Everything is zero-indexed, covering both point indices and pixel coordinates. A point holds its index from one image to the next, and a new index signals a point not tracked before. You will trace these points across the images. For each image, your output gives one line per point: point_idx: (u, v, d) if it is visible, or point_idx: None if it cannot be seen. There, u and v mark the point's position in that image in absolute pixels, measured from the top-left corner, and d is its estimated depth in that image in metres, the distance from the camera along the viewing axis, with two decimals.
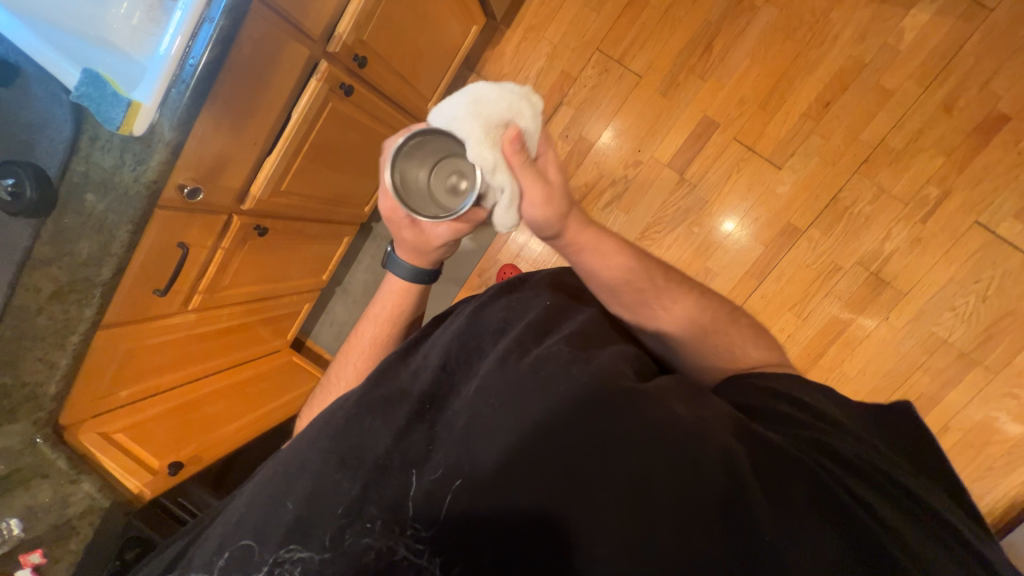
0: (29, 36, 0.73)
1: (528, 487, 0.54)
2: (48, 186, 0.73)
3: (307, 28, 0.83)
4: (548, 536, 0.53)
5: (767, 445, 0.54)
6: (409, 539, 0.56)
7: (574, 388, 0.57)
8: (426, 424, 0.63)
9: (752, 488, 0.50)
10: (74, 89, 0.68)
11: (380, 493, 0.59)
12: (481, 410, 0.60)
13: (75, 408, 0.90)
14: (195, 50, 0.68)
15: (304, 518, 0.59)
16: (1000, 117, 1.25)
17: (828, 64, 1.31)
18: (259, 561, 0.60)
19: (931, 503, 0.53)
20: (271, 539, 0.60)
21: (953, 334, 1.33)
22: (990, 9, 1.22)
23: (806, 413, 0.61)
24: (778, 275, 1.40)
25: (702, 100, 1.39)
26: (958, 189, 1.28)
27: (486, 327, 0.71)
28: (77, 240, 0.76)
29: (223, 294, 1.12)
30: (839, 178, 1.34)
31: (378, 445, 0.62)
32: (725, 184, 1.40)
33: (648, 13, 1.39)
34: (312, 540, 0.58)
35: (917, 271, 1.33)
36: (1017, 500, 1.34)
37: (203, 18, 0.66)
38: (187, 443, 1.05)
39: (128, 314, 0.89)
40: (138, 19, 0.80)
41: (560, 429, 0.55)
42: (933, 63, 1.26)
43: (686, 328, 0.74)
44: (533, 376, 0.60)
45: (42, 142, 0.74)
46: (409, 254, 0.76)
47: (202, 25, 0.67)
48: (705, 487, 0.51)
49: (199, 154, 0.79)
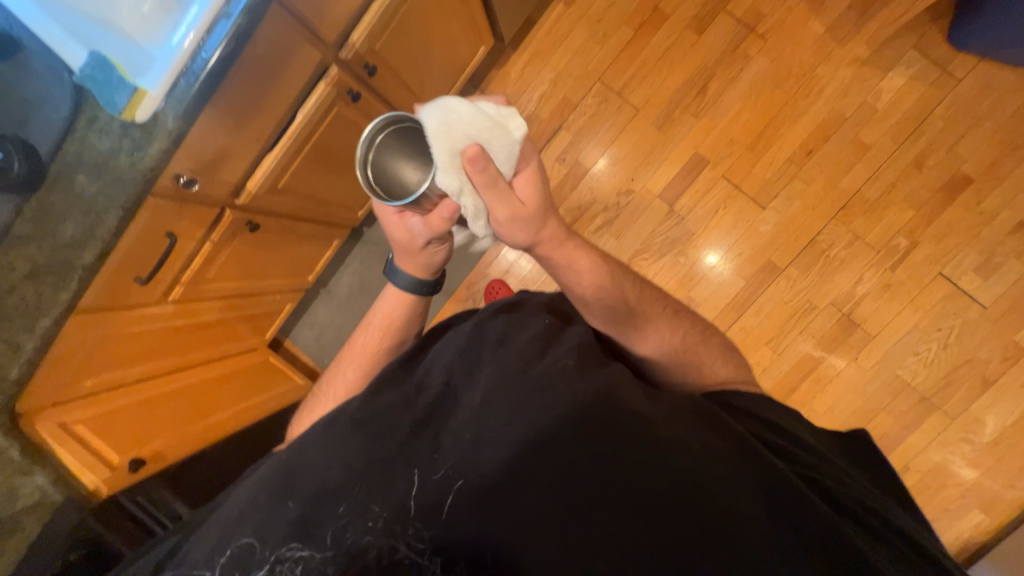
0: (36, 12, 0.72)
1: (534, 495, 0.59)
2: (38, 162, 0.72)
3: (322, 33, 0.85)
4: (552, 537, 0.58)
5: (766, 466, 0.60)
6: (411, 538, 0.60)
7: (580, 406, 0.62)
8: (431, 431, 0.65)
9: (746, 501, 0.58)
10: (80, 70, 0.69)
11: (384, 494, 0.62)
12: (487, 420, 0.63)
13: (36, 395, 0.85)
14: (208, 45, 0.69)
15: (308, 515, 0.62)
16: (963, 178, 1.34)
17: (812, 115, 1.39)
18: (261, 559, 0.61)
19: (899, 523, 0.61)
20: (274, 533, 0.62)
21: (915, 378, 1.40)
22: (958, 79, 1.33)
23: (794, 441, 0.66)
24: (756, 309, 1.45)
25: (695, 137, 1.45)
26: (924, 242, 1.37)
27: (487, 338, 0.72)
28: (62, 220, 0.74)
29: (206, 288, 1.09)
30: (817, 222, 1.41)
31: (383, 448, 0.64)
32: (711, 218, 1.45)
33: (648, 51, 1.46)
34: (314, 539, 0.61)
35: (885, 315, 1.40)
36: (969, 543, 1.39)
37: (221, 14, 0.68)
38: (154, 438, 1.04)
39: (105, 300, 0.86)
40: (148, 7, 0.79)
41: (567, 444, 0.60)
42: (906, 123, 1.36)
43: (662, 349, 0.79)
44: (539, 391, 0.63)
45: (35, 118, 0.73)
46: (410, 264, 0.76)
47: (219, 21, 0.68)
48: (705, 501, 0.58)
49: (200, 146, 0.78)
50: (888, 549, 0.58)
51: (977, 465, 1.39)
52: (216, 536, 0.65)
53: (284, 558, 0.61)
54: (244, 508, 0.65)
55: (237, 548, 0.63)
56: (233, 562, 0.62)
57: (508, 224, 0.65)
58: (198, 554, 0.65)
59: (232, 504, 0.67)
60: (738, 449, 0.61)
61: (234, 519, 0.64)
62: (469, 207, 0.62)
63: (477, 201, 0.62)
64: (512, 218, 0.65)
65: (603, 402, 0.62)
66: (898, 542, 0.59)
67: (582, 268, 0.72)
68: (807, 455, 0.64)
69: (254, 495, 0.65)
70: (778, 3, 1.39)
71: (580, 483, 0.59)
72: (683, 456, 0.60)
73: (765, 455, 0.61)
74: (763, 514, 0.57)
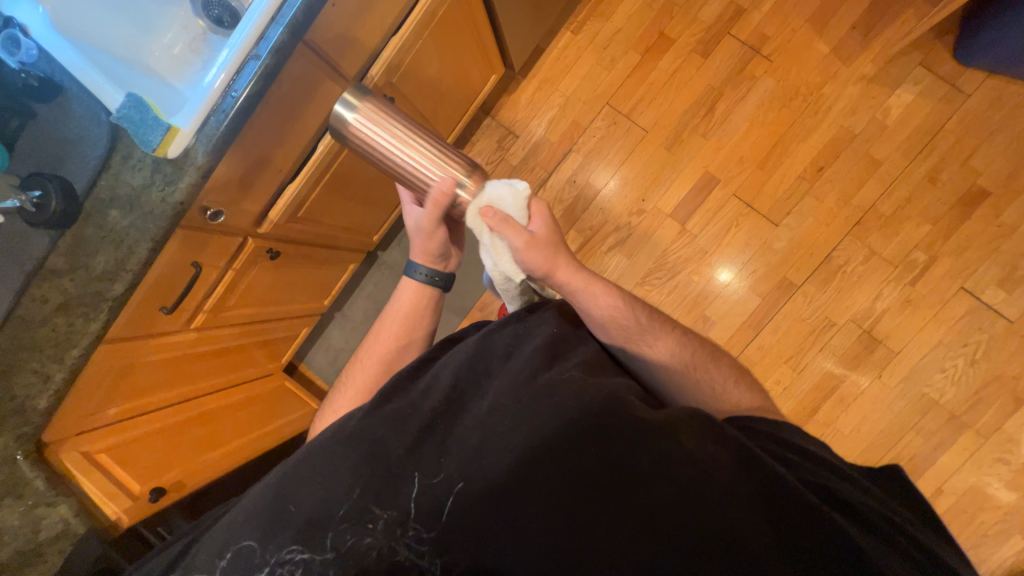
0: (72, 53, 0.75)
1: (536, 500, 0.59)
2: (74, 200, 0.75)
3: (343, 68, 0.88)
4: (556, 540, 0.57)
5: (779, 480, 0.58)
6: (410, 539, 0.60)
7: (587, 411, 0.61)
8: (436, 437, 0.65)
9: (753, 507, 0.57)
10: (115, 109, 0.71)
11: (387, 496, 0.62)
12: (493, 428, 0.63)
13: (62, 424, 0.86)
14: (237, 84, 0.72)
15: (311, 516, 0.62)
16: (980, 192, 1.33)
17: (821, 132, 1.40)
18: (262, 561, 0.62)
19: (919, 541, 0.59)
20: (278, 532, 0.62)
21: (943, 396, 1.36)
22: (967, 94, 1.33)
23: (808, 458, 0.65)
24: (773, 327, 1.43)
25: (704, 157, 1.47)
26: (944, 256, 1.35)
27: (494, 349, 0.72)
28: (95, 253, 0.76)
29: (227, 314, 1.11)
30: (832, 239, 1.40)
31: (390, 454, 0.63)
32: (724, 236, 1.45)
33: (655, 75, 1.49)
34: (316, 542, 0.61)
35: (908, 331, 1.37)
36: (1013, 571, 1.32)
37: (250, 55, 0.71)
38: (172, 467, 1.03)
39: (131, 330, 0.88)
40: (179, 50, 0.90)
41: (573, 451, 0.60)
42: (917, 138, 1.36)
43: (672, 364, 0.78)
44: (546, 398, 0.63)
45: (72, 157, 0.76)
46: (425, 257, 0.87)
47: (248, 62, 0.72)
48: (713, 508, 0.57)
49: (227, 179, 0.81)
50: (899, 555, 0.57)
51: (1014, 486, 1.33)
52: (223, 534, 0.65)
53: (286, 556, 0.61)
54: (252, 505, 0.66)
55: (243, 547, 0.63)
56: (238, 561, 0.63)
57: (528, 252, 0.74)
58: (205, 553, 0.65)
59: (242, 502, 0.68)
60: (743, 457, 0.60)
61: (242, 517, 0.65)
62: (492, 245, 0.74)
63: (497, 239, 0.74)
64: (529, 246, 0.73)
65: (610, 408, 0.61)
66: (914, 553, 0.57)
67: (594, 292, 0.77)
68: (818, 469, 0.63)
69: (264, 490, 0.67)
70: (782, 26, 1.42)
71: (584, 487, 0.58)
72: (691, 467, 0.58)
73: (774, 466, 0.59)
74: (765, 518, 0.57)
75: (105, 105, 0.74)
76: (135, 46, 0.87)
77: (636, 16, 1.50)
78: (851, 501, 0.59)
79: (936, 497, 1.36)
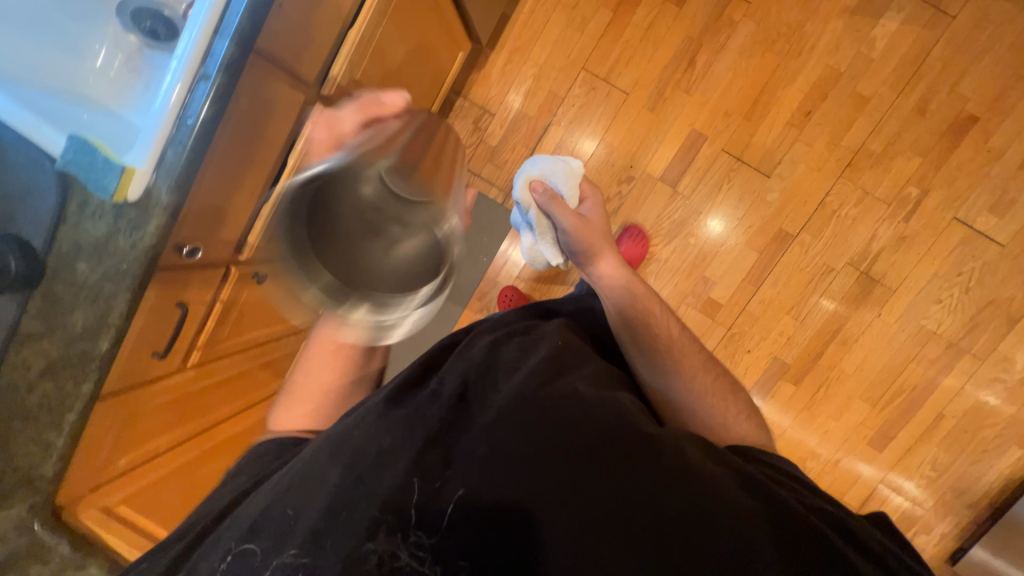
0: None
1: (535, 508, 0.59)
2: (36, 259, 0.69)
3: (302, 73, 0.80)
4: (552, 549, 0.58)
5: (779, 504, 0.59)
6: (411, 546, 0.60)
7: (595, 426, 0.62)
8: (443, 449, 0.64)
9: (756, 532, 0.57)
10: (59, 155, 0.65)
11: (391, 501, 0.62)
12: (501, 440, 0.63)
13: (76, 484, 0.83)
14: (190, 110, 0.65)
15: (318, 523, 0.63)
16: (969, 118, 1.31)
17: (806, 74, 1.35)
18: (265, 563, 0.64)
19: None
20: (275, 533, 0.65)
21: (941, 326, 1.39)
22: (952, 16, 1.28)
23: (814, 492, 0.64)
24: (773, 280, 1.43)
25: (689, 114, 1.41)
26: (935, 188, 1.34)
27: (501, 362, 0.72)
28: (71, 312, 0.71)
29: (222, 345, 1.07)
30: (825, 184, 1.38)
31: (398, 465, 0.64)
32: (716, 194, 1.43)
33: (630, 31, 1.41)
34: (321, 550, 0.61)
35: (904, 267, 1.38)
36: (1012, 480, 1.41)
37: (198, 75, 0.64)
38: None
39: (127, 380, 0.84)
40: (117, 72, 0.81)
41: (581, 467, 0.60)
42: (904, 69, 1.31)
43: (683, 380, 0.84)
44: (554, 406, 0.64)
45: (24, 212, 0.69)
46: None
47: (198, 83, 0.65)
48: (711, 537, 0.57)
49: (198, 213, 0.75)
50: None
51: (1010, 402, 1.39)
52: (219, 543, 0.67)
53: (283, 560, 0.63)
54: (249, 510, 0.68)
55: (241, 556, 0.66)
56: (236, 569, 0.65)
57: (570, 211, 1.05)
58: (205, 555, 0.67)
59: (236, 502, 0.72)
60: (745, 480, 0.61)
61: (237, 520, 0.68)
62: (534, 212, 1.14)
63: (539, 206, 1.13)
64: (572, 209, 1.06)
65: (616, 414, 0.64)
66: None
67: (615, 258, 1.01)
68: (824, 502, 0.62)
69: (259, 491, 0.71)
70: None
71: (580, 496, 0.59)
72: (694, 490, 0.59)
73: (777, 492, 0.60)
74: (768, 546, 0.56)
75: (47, 150, 0.66)
76: (66, 72, 0.78)
77: None
78: (844, 522, 0.59)
79: (938, 422, 1.42)
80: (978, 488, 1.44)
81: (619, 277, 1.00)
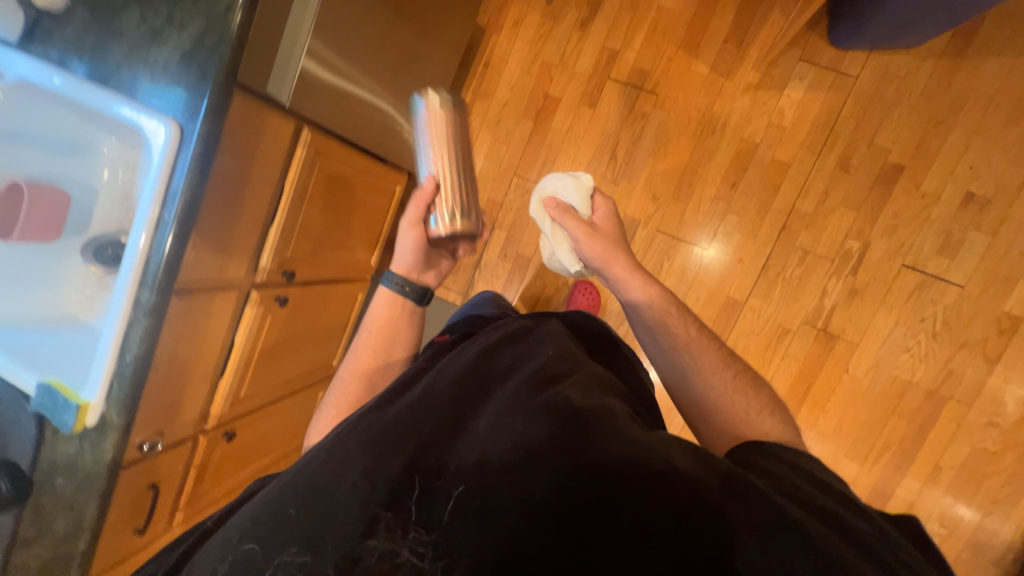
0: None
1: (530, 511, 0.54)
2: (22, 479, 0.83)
3: (232, 277, 0.94)
4: (556, 527, 0.53)
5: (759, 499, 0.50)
6: (411, 541, 0.57)
7: (592, 430, 0.58)
8: (438, 451, 0.62)
9: (738, 527, 0.49)
10: (33, 400, 0.79)
11: (389, 495, 0.60)
12: (497, 437, 0.61)
13: None
14: (127, 347, 0.79)
15: (314, 522, 0.60)
16: (895, 167, 1.31)
17: (724, 150, 1.41)
18: (264, 564, 0.59)
19: None
20: (268, 535, 0.60)
21: (915, 375, 1.34)
22: (855, 76, 1.32)
23: (809, 483, 0.56)
24: (731, 347, 1.44)
25: (620, 200, 1.48)
26: (876, 239, 1.34)
27: (496, 368, 0.73)
28: (54, 519, 0.84)
29: (207, 497, 1.18)
30: (764, 249, 1.40)
31: (392, 468, 0.61)
32: (660, 272, 1.47)
33: (552, 136, 1.52)
34: (324, 551, 0.58)
35: (862, 320, 1.36)
36: None
37: (130, 321, 0.78)
38: None
39: (113, 558, 0.95)
40: (90, 293, 0.96)
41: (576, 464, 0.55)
42: (818, 132, 1.35)
43: (697, 375, 0.80)
44: (546, 407, 0.61)
45: (14, 441, 0.84)
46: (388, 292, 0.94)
47: (131, 326, 0.78)
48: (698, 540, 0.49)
49: (152, 414, 0.88)
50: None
51: (1013, 446, 1.30)
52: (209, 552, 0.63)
53: (286, 559, 0.58)
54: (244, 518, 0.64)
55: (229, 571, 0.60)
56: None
57: (572, 225, 0.90)
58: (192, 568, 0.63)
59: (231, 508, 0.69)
60: (721, 476, 0.53)
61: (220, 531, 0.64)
62: (549, 230, 1.00)
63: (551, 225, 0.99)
64: (573, 220, 0.90)
65: (603, 413, 0.61)
66: None
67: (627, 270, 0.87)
68: (821, 497, 0.53)
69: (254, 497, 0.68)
70: (657, 58, 1.43)
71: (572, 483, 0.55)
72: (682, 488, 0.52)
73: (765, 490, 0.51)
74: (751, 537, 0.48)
75: (24, 393, 0.82)
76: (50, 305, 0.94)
77: (518, 84, 1.53)
78: (844, 519, 0.50)
79: (936, 475, 1.34)
80: (999, 542, 1.33)
81: (636, 282, 0.86)
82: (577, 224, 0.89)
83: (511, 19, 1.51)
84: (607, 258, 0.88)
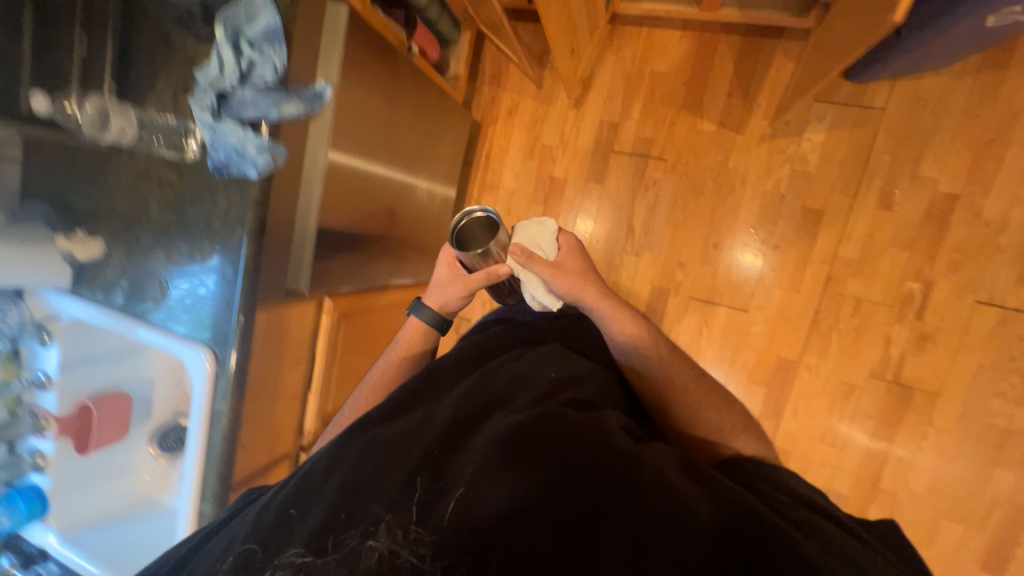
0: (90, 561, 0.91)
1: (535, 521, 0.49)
2: None
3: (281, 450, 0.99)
4: (571, 522, 0.48)
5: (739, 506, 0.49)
6: (411, 544, 0.50)
7: (592, 450, 0.53)
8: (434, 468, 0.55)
9: (739, 530, 0.47)
10: None
11: (388, 496, 0.54)
12: (494, 445, 0.54)
13: None
14: None
15: (315, 525, 0.53)
16: (947, 197, 1.19)
17: (747, 206, 1.33)
18: (264, 566, 0.53)
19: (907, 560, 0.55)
20: (269, 546, 0.54)
21: (1014, 420, 1.19)
22: (881, 108, 1.21)
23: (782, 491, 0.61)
24: (792, 410, 1.34)
25: (645, 272, 1.43)
26: (939, 277, 1.21)
27: (497, 382, 0.67)
28: None
29: None
30: (810, 303, 1.31)
31: (387, 485, 0.55)
32: (701, 340, 1.39)
33: (564, 216, 1.50)
34: (321, 552, 0.51)
35: (938, 367, 1.23)
36: None
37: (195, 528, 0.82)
38: None
39: None
40: (166, 476, 1.03)
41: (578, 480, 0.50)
42: (850, 172, 1.25)
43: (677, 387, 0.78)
44: (548, 419, 0.55)
45: None
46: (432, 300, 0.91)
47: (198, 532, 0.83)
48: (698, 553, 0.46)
49: None
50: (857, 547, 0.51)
51: None
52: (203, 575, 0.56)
53: (285, 563, 0.52)
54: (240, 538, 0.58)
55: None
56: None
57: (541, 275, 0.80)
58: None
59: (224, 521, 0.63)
60: (713, 491, 0.51)
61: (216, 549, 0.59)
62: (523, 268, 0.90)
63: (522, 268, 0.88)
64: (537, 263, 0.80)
65: (599, 431, 0.55)
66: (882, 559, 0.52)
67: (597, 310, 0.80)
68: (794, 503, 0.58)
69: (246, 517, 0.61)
70: (658, 123, 1.38)
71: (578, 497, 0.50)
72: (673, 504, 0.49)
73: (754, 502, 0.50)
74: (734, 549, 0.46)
75: None
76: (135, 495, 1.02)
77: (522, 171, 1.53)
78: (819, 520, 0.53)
79: None
80: None
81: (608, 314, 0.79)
82: (548, 270, 0.77)
83: (504, 110, 1.52)
84: (576, 296, 0.79)
